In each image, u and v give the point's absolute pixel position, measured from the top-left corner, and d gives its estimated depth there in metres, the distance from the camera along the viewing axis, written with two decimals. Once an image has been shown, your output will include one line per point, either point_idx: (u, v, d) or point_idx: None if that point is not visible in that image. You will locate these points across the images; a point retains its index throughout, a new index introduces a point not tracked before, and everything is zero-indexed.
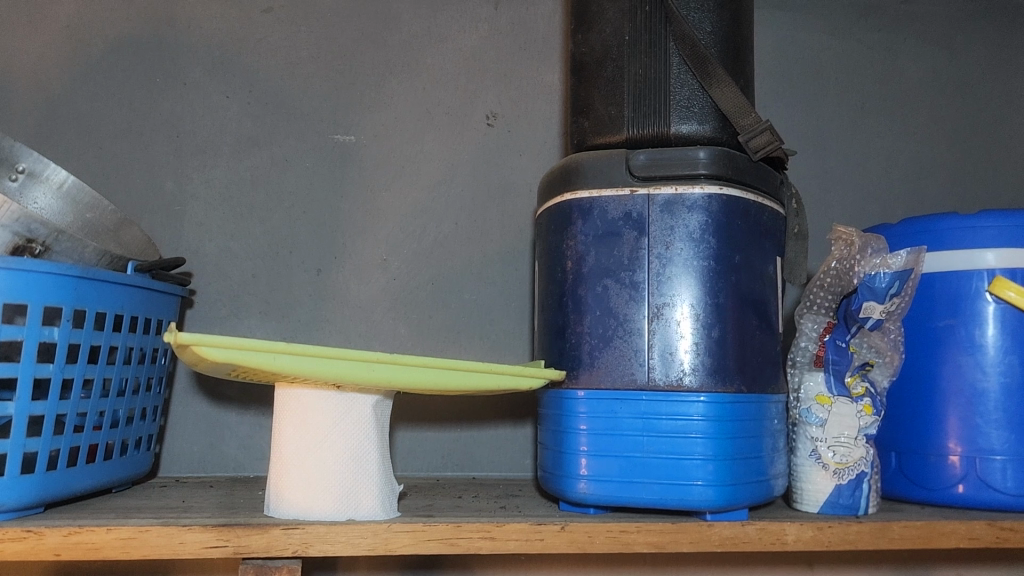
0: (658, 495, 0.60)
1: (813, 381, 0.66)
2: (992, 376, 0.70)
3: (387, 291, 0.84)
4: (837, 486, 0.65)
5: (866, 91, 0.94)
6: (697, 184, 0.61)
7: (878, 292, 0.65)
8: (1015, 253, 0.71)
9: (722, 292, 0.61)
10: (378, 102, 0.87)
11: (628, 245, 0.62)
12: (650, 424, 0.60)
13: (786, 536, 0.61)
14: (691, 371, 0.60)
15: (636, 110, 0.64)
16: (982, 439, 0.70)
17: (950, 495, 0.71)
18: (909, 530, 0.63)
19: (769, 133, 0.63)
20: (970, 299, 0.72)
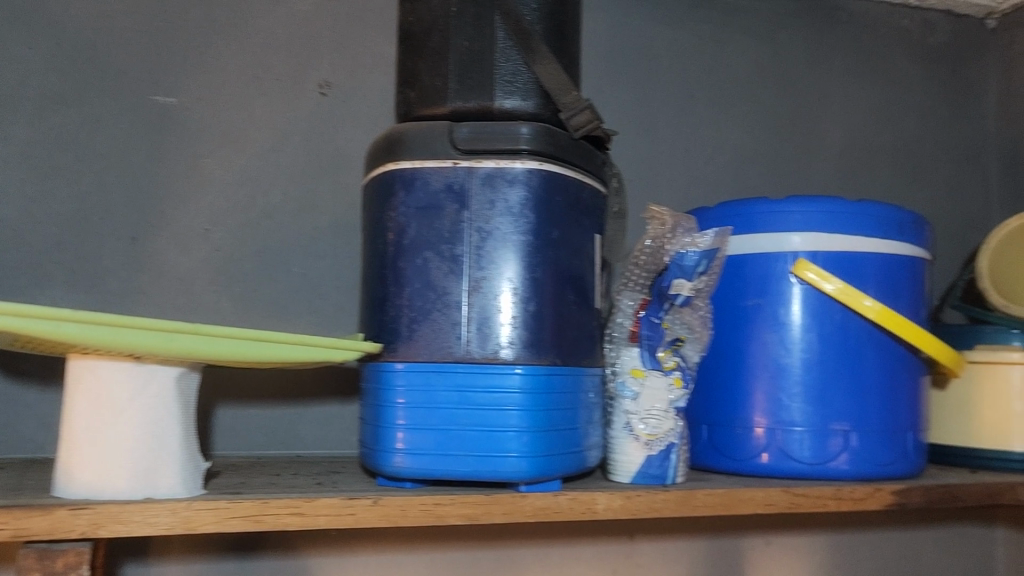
0: (472, 467, 0.60)
1: (628, 356, 0.69)
2: (794, 353, 0.75)
3: (208, 262, 0.80)
4: (648, 456, 0.68)
5: (694, 82, 0.99)
6: (518, 159, 0.62)
7: (687, 270, 0.67)
8: (817, 237, 0.76)
9: (540, 266, 0.62)
10: (202, 64, 0.82)
11: (448, 218, 0.61)
12: (465, 397, 0.60)
13: (595, 505, 0.63)
14: (508, 344, 0.61)
15: (461, 82, 0.63)
16: (784, 412, 0.75)
17: (754, 465, 0.76)
18: (711, 498, 0.66)
19: (589, 112, 0.64)
20: (776, 279, 0.77)
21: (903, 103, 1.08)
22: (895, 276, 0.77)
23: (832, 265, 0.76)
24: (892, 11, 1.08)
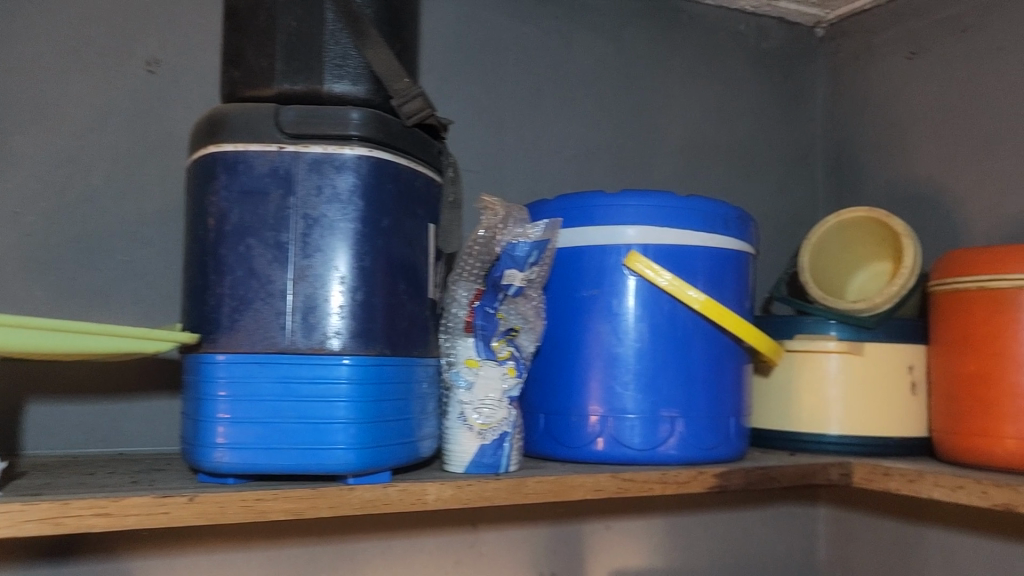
0: (296, 461, 0.59)
1: (463, 346, 0.69)
2: (626, 342, 0.78)
3: (17, 248, 0.75)
4: (481, 446, 0.68)
5: (541, 76, 1.00)
6: (347, 146, 0.60)
7: (518, 260, 0.68)
8: (651, 230, 0.79)
9: (369, 255, 0.61)
10: (11, 33, 0.76)
11: (273, 204, 0.59)
12: (290, 389, 0.59)
13: (425, 495, 0.63)
14: (336, 334, 0.59)
15: (288, 64, 0.61)
16: (616, 400, 0.78)
17: (588, 452, 0.78)
18: (542, 485, 0.67)
19: (421, 100, 0.64)
20: (610, 271, 0.79)
21: (739, 105, 1.14)
22: (722, 270, 0.81)
23: (663, 257, 0.79)
24: (729, 16, 1.14)
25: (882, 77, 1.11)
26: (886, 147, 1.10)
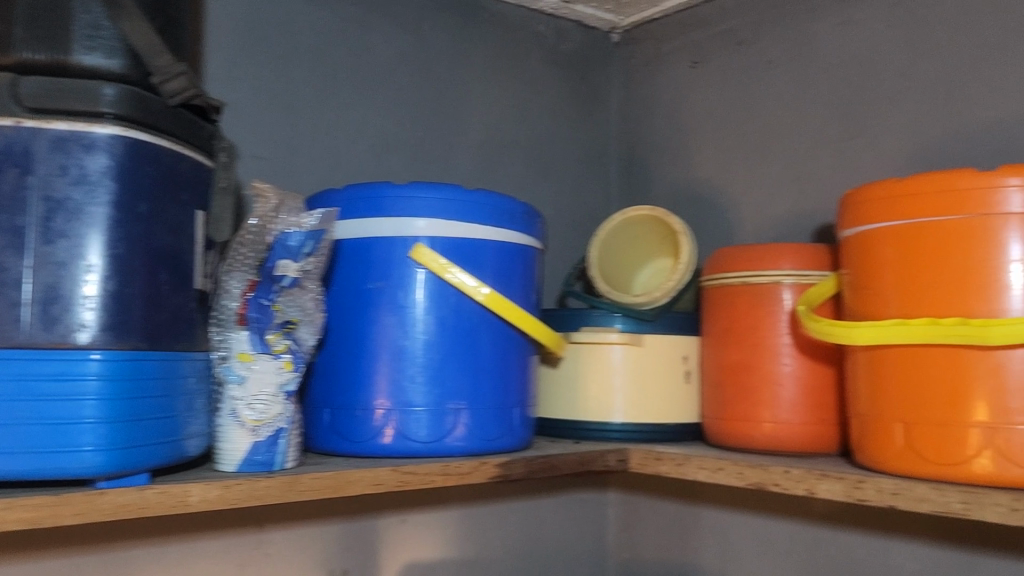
0: (34, 465, 0.54)
1: (235, 339, 0.66)
2: (414, 336, 0.77)
3: None
4: (254, 443, 0.65)
5: (338, 62, 0.98)
6: (98, 124, 0.56)
7: (292, 250, 0.66)
8: (440, 223, 0.79)
9: (123, 242, 0.57)
10: None
11: (9, 184, 0.54)
12: (26, 387, 0.53)
13: (188, 497, 0.59)
14: (84, 326, 0.55)
15: (29, 30, 0.55)
16: (403, 393, 0.77)
17: (374, 446, 0.77)
18: (318, 481, 0.66)
19: (184, 79, 0.60)
20: (397, 263, 0.78)
21: (538, 103, 1.16)
22: (509, 265, 0.82)
23: (452, 251, 0.79)
24: (529, 16, 1.16)
25: (669, 83, 1.18)
26: (671, 150, 1.17)
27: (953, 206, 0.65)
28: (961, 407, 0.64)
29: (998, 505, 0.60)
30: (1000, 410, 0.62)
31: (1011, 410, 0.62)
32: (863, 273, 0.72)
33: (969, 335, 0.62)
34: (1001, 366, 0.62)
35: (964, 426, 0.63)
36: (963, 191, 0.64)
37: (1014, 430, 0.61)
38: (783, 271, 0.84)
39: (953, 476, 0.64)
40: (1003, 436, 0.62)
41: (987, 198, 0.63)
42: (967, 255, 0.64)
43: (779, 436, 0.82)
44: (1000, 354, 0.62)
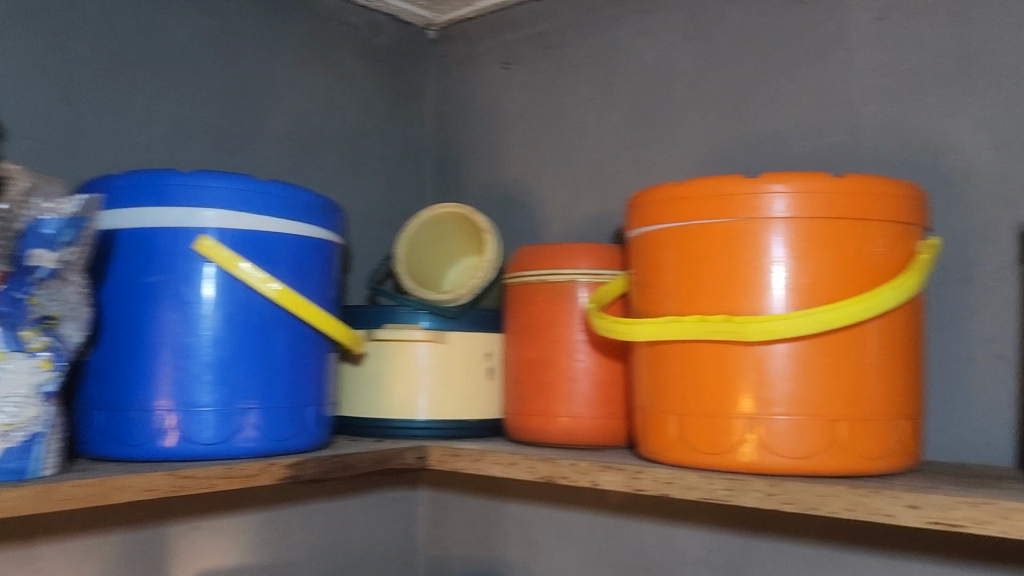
0: None
1: None
2: (200, 332, 0.73)
3: None
4: (7, 449, 0.59)
5: (125, 39, 0.91)
6: None
7: (47, 239, 0.62)
8: (231, 215, 0.75)
9: None
10: None
11: None
12: None
13: None
14: None
15: None
16: (186, 393, 0.73)
17: (153, 450, 0.72)
18: (79, 489, 0.61)
19: None
20: (182, 256, 0.74)
21: (351, 95, 1.14)
22: (305, 260, 0.80)
23: (243, 244, 0.76)
24: (342, 6, 1.14)
25: (482, 82, 1.19)
26: (483, 148, 1.18)
27: (724, 210, 0.69)
28: (728, 398, 0.68)
29: (756, 491, 0.64)
30: (762, 401, 0.67)
31: (770, 401, 0.67)
32: (647, 272, 0.76)
33: (732, 331, 0.67)
34: (762, 359, 0.67)
35: (730, 416, 0.68)
36: (733, 196, 0.69)
37: (772, 420, 0.66)
38: (579, 269, 0.87)
39: (720, 464, 0.68)
40: (763, 425, 0.67)
41: (753, 203, 0.68)
42: (734, 255, 0.69)
43: (574, 429, 0.85)
44: (761, 349, 0.67)
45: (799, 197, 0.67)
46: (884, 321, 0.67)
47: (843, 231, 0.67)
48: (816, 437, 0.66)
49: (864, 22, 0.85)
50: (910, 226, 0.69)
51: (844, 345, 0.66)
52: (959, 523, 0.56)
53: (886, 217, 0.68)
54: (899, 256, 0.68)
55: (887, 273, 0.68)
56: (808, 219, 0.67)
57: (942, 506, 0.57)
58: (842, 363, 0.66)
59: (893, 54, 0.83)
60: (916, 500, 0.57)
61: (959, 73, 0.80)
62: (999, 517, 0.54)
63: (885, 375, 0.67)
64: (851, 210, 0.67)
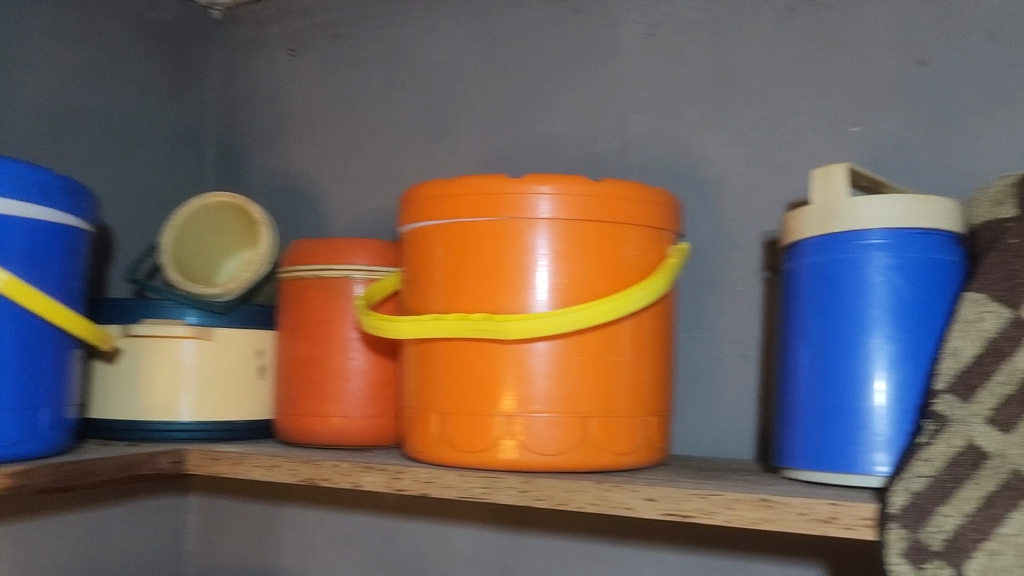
0: None
1: None
2: None
3: None
4: None
5: None
6: None
7: None
8: None
9: None
10: None
11: None
12: None
13: None
14: None
15: None
16: None
17: None
18: None
19: None
20: None
21: (119, 72, 1.05)
22: (44, 248, 0.72)
23: None
24: None
25: (268, 69, 1.14)
26: (267, 138, 1.13)
27: (489, 209, 0.69)
28: (488, 397, 0.68)
29: (510, 488, 0.66)
30: (520, 399, 0.67)
31: (527, 399, 0.67)
32: (417, 269, 0.75)
33: (491, 330, 0.67)
34: (521, 358, 0.68)
35: (489, 414, 0.68)
36: (498, 195, 0.69)
37: (529, 418, 0.67)
38: (354, 265, 0.85)
39: (478, 462, 0.68)
40: (520, 423, 0.67)
41: (517, 203, 0.69)
42: (499, 255, 0.69)
43: (344, 429, 0.83)
44: (520, 347, 0.68)
45: (561, 199, 0.69)
46: (636, 321, 0.70)
47: (600, 234, 0.69)
48: (569, 434, 0.67)
49: (634, 35, 0.90)
50: (663, 232, 0.73)
51: (598, 345, 0.68)
52: (690, 513, 0.59)
53: (642, 222, 0.71)
54: (651, 260, 0.72)
55: (640, 275, 0.71)
56: (569, 221, 0.69)
57: (674, 498, 0.59)
58: (595, 362, 0.68)
59: (659, 67, 0.88)
60: (652, 493, 0.60)
61: (714, 89, 0.85)
62: (722, 508, 0.58)
63: (635, 374, 0.70)
64: (608, 214, 0.69)
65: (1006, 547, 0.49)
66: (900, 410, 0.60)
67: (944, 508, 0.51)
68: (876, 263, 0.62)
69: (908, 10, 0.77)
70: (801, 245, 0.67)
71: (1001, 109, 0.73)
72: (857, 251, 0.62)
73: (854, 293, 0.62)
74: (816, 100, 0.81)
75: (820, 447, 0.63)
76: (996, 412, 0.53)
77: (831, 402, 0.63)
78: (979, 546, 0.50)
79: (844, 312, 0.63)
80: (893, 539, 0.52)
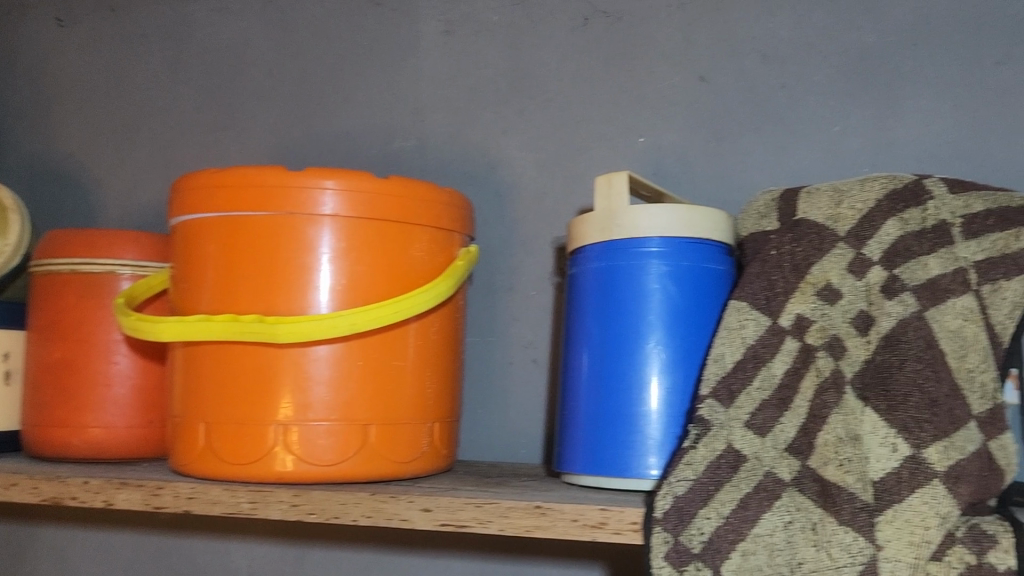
0: None
1: None
2: None
3: None
4: None
5: None
6: None
7: None
8: None
9: None
10: None
11: None
12: None
13: None
14: None
15: None
16: None
17: None
18: None
19: None
20: None
21: None
22: None
23: None
24: None
25: (32, 39, 1.02)
26: (30, 116, 1.01)
27: (265, 202, 0.65)
28: (259, 404, 0.64)
29: (280, 502, 0.62)
30: (294, 406, 0.63)
31: (302, 406, 0.63)
32: (186, 266, 0.69)
33: (262, 333, 0.62)
34: (296, 363, 0.64)
35: (262, 424, 0.63)
36: (275, 188, 0.65)
37: (303, 426, 0.63)
38: (119, 260, 0.77)
39: (247, 475, 0.64)
40: (293, 432, 0.63)
41: (296, 198, 0.65)
42: (277, 253, 0.65)
43: (104, 442, 0.75)
44: (296, 352, 0.64)
45: (343, 196, 0.65)
46: (421, 324, 0.68)
47: (385, 233, 0.66)
48: (346, 443, 0.64)
49: (432, 33, 0.88)
50: (452, 234, 0.71)
51: (379, 349, 0.65)
52: (466, 523, 0.57)
53: (429, 222, 0.69)
54: (438, 262, 0.69)
55: (426, 277, 0.68)
56: (351, 219, 0.65)
57: (450, 508, 0.58)
58: (376, 367, 0.65)
59: (458, 67, 0.87)
60: (428, 503, 0.58)
61: (511, 93, 0.85)
62: (497, 516, 0.57)
63: (418, 379, 0.68)
64: (393, 213, 0.66)
65: (760, 547, 0.51)
66: (671, 414, 0.61)
67: (704, 510, 0.53)
68: (654, 270, 0.63)
69: (691, 28, 0.81)
70: (585, 250, 0.67)
71: (771, 127, 0.77)
72: (636, 259, 0.63)
73: (632, 300, 0.63)
74: (607, 109, 0.82)
75: (596, 452, 0.63)
76: (752, 416, 0.55)
77: (608, 407, 0.63)
78: (734, 547, 0.51)
79: (623, 317, 0.63)
80: (658, 542, 0.52)
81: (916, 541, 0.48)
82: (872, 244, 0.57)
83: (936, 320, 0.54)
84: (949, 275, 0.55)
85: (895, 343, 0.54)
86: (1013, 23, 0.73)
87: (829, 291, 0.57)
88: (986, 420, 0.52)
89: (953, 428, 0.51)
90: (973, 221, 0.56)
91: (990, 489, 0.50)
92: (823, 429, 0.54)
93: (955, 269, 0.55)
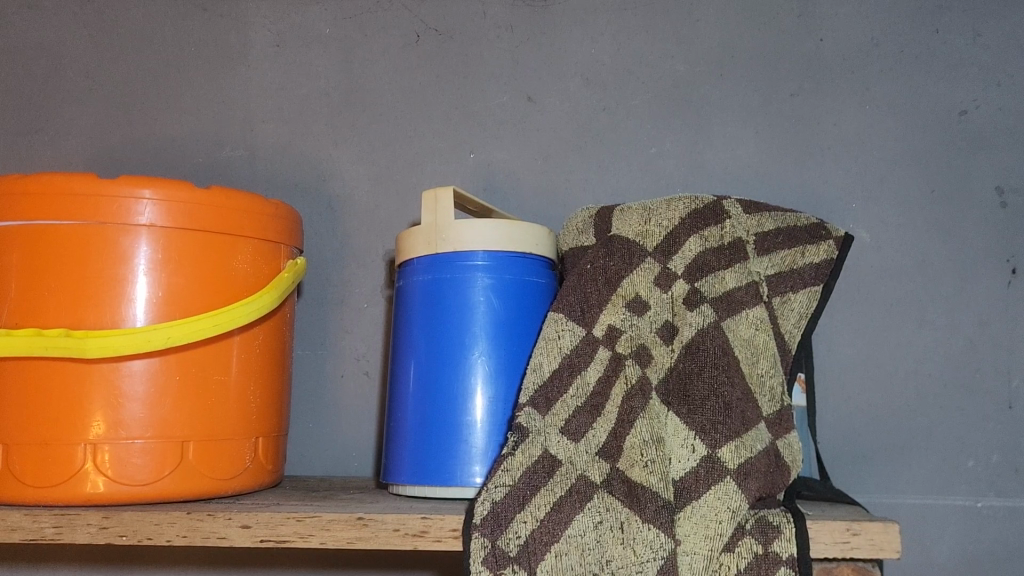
0: None
1: None
2: None
3: None
4: None
5: None
6: None
7: None
8: None
9: None
10: None
11: None
12: None
13: None
14: None
15: None
16: None
17: None
18: None
19: None
20: None
21: None
22: None
23: None
24: None
25: None
26: None
27: (74, 211, 0.62)
28: (65, 423, 0.60)
29: (88, 525, 0.58)
30: (102, 424, 0.60)
31: (111, 424, 0.60)
32: None
33: (68, 348, 0.59)
34: (106, 379, 0.61)
35: (70, 443, 0.60)
36: (85, 197, 0.62)
37: (112, 445, 0.60)
38: None
39: (50, 498, 0.60)
40: (102, 451, 0.60)
41: (108, 207, 0.62)
42: (86, 264, 0.62)
43: None
44: (105, 367, 0.61)
45: (159, 206, 0.63)
46: (244, 337, 0.67)
47: (204, 245, 0.65)
48: (161, 460, 0.61)
49: (262, 43, 0.87)
50: (277, 246, 0.70)
51: (197, 363, 0.63)
52: (286, 538, 0.56)
53: (254, 234, 0.67)
54: (263, 274, 0.68)
55: (249, 290, 0.67)
56: (167, 229, 0.63)
57: (270, 523, 0.57)
58: (194, 382, 0.63)
59: (289, 77, 0.86)
60: (247, 520, 0.57)
61: (343, 106, 0.85)
62: (319, 530, 0.56)
63: (242, 393, 0.66)
64: (215, 224, 0.65)
65: (572, 547, 0.53)
66: (493, 422, 0.63)
67: (520, 515, 0.54)
68: (477, 284, 0.64)
69: (520, 50, 0.84)
70: (413, 263, 0.68)
71: (594, 147, 0.82)
72: (460, 272, 0.65)
73: (457, 311, 0.64)
74: (439, 124, 0.84)
75: (421, 461, 0.64)
76: (567, 422, 0.58)
77: (432, 417, 0.64)
78: (548, 548, 0.52)
79: (447, 329, 0.64)
80: (476, 547, 0.52)
81: (709, 534, 0.52)
82: (676, 260, 0.61)
83: (732, 329, 0.59)
84: (742, 288, 0.60)
85: (696, 352, 0.58)
86: (805, 59, 0.81)
87: (637, 303, 0.61)
88: (774, 419, 0.58)
89: (743, 429, 0.56)
90: (765, 239, 0.62)
91: (775, 484, 0.55)
92: (630, 432, 0.57)
93: (748, 282, 0.60)
